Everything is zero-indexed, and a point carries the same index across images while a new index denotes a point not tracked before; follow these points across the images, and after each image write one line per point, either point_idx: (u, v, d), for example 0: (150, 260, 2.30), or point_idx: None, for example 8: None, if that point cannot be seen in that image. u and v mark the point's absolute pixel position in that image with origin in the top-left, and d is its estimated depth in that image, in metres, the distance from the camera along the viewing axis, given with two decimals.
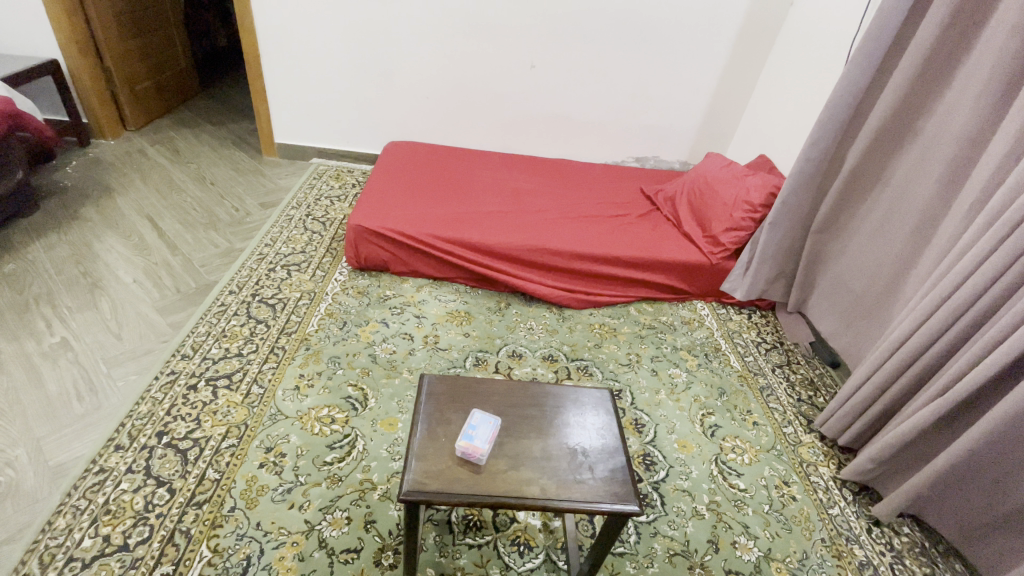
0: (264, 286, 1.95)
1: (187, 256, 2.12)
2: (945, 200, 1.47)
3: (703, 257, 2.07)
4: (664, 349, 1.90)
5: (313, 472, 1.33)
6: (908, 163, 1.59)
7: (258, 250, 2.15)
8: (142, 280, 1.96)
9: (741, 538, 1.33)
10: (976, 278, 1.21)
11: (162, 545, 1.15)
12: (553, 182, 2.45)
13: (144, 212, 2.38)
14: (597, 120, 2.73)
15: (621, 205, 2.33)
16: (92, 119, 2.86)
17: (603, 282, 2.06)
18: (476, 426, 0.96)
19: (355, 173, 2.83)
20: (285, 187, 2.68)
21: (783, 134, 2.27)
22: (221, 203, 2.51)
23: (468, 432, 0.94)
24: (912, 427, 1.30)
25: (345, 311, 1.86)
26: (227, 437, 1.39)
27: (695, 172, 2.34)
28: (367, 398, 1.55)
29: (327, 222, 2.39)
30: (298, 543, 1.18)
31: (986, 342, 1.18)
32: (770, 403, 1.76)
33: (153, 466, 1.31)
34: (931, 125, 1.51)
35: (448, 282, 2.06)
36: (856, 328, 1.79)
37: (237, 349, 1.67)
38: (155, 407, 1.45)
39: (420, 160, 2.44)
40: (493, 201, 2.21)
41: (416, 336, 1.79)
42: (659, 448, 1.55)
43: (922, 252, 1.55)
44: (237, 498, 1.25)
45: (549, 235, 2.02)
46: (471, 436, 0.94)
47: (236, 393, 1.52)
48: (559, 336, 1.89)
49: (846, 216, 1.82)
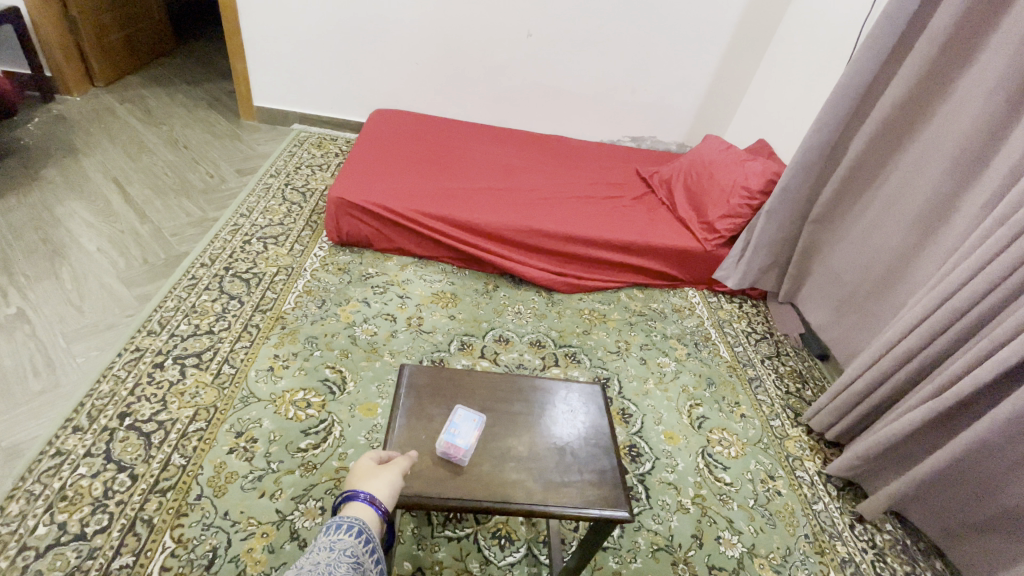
0: (238, 259, 1.85)
1: (157, 224, 2.00)
2: (951, 195, 1.42)
3: (698, 244, 2.01)
4: (654, 337, 1.86)
5: (285, 459, 1.26)
6: (914, 155, 1.53)
7: (233, 220, 2.04)
8: (107, 249, 1.84)
9: (724, 533, 1.32)
10: (981, 278, 1.17)
11: (122, 535, 1.08)
12: (546, 159, 2.35)
13: (111, 175, 2.24)
14: (594, 96, 2.62)
15: (616, 186, 2.25)
16: (55, 72, 2.66)
17: (594, 266, 1.99)
18: (458, 423, 0.90)
19: (338, 142, 2.69)
20: (263, 154, 2.54)
21: (784, 119, 2.20)
22: (194, 168, 2.37)
23: (451, 431, 0.88)
24: (903, 428, 1.28)
25: (324, 289, 1.77)
26: (194, 420, 1.31)
27: (692, 155, 2.26)
28: (345, 381, 1.48)
29: (307, 192, 2.27)
30: (268, 535, 1.12)
31: (987, 346, 1.14)
32: (758, 394, 1.74)
33: (114, 450, 1.23)
34: (940, 116, 1.45)
35: (434, 261, 1.97)
36: (848, 322, 1.76)
37: (208, 326, 1.57)
38: (118, 386, 1.37)
39: (407, 130, 2.31)
40: (483, 177, 2.11)
41: (398, 318, 1.72)
42: (645, 439, 1.51)
43: (923, 247, 1.50)
44: (203, 486, 1.18)
45: (540, 216, 1.94)
46: (454, 435, 0.87)
47: (206, 373, 1.43)
48: (547, 321, 1.83)
49: (845, 207, 1.77)
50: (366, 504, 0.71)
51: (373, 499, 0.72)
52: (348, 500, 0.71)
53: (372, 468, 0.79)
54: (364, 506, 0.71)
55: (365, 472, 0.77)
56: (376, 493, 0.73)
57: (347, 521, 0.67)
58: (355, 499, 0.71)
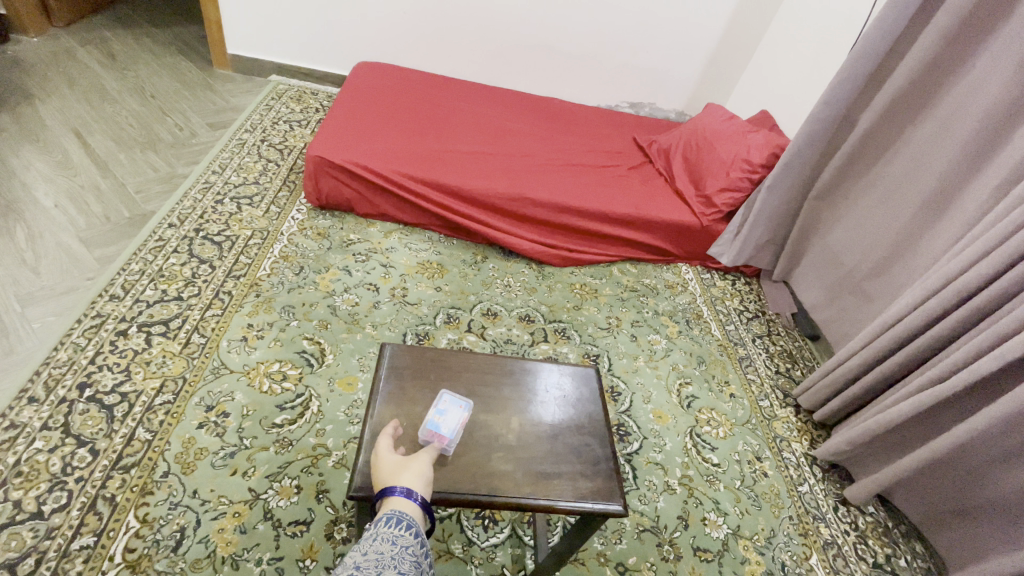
0: (209, 220, 1.73)
1: (120, 179, 1.86)
2: (962, 176, 1.37)
3: (695, 218, 1.94)
4: (645, 314, 1.81)
5: (259, 435, 1.20)
6: (926, 132, 1.46)
7: (204, 177, 1.90)
8: (65, 206, 1.70)
9: (711, 515, 1.31)
10: (989, 263, 1.13)
11: (82, 514, 1.01)
12: (540, 123, 2.23)
13: (69, 124, 2.06)
14: (592, 57, 2.48)
15: (612, 154, 2.15)
16: (6, 7, 2.41)
17: (587, 238, 1.92)
18: (443, 409, 0.83)
19: (319, 96, 2.52)
20: (238, 107, 2.36)
21: (789, 90, 2.11)
22: (162, 120, 2.20)
23: (435, 417, 0.81)
24: (897, 415, 1.26)
25: (302, 255, 1.67)
26: (160, 392, 1.23)
27: (693, 124, 2.16)
28: (324, 354, 1.41)
29: (284, 150, 2.13)
30: (240, 514, 1.07)
31: (990, 335, 1.11)
32: (748, 374, 1.71)
33: (73, 423, 1.14)
34: (956, 91, 1.38)
35: (420, 229, 1.88)
36: (842, 303, 1.73)
37: (176, 292, 1.47)
38: (77, 355, 1.27)
39: (393, 87, 2.16)
40: (473, 140, 1.99)
41: (381, 288, 1.63)
42: (634, 419, 1.48)
43: (928, 230, 1.46)
44: (171, 462, 1.12)
45: (533, 183, 1.84)
46: (438, 423, 0.81)
47: (174, 342, 1.35)
48: (537, 295, 1.77)
49: (848, 184, 1.71)
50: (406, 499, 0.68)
51: (411, 492, 0.69)
52: (386, 496, 0.69)
53: (390, 458, 0.74)
54: (405, 501, 0.68)
55: (387, 465, 0.73)
56: (410, 484, 0.70)
57: (402, 516, 0.65)
58: (393, 495, 0.68)
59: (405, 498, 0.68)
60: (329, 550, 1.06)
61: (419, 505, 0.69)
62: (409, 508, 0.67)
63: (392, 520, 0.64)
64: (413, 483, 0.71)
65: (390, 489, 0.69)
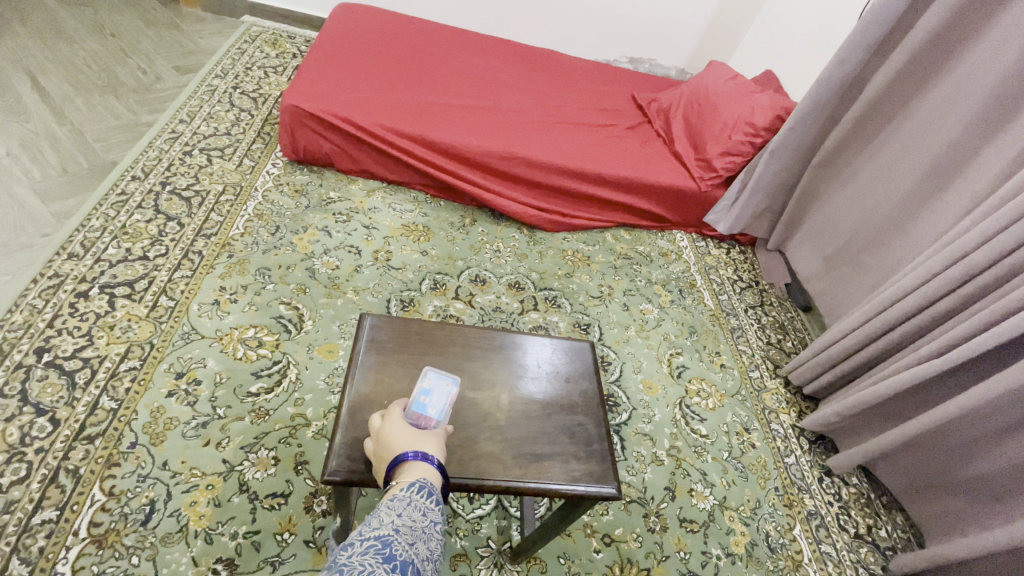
0: (177, 173, 1.61)
1: (78, 126, 1.71)
2: (973, 146, 1.29)
3: (692, 183, 1.85)
4: (638, 282, 1.76)
5: (233, 405, 1.14)
6: (940, 95, 1.37)
7: (170, 126, 1.76)
8: (17, 155, 1.56)
9: (697, 486, 1.30)
10: (1000, 238, 1.07)
11: (43, 487, 0.95)
12: (533, 76, 2.10)
13: (20, 64, 1.88)
14: (591, 6, 2.32)
15: (608, 112, 2.04)
16: None
17: (580, 202, 1.83)
18: (428, 389, 0.74)
19: (296, 41, 2.34)
20: (208, 50, 2.18)
21: (796, 48, 1.99)
22: (124, 62, 2.02)
23: (421, 399, 0.72)
24: (890, 391, 1.24)
25: (278, 213, 1.57)
26: (126, 358, 1.16)
27: (694, 82, 2.05)
28: (303, 319, 1.34)
29: (258, 99, 1.97)
30: (214, 487, 1.02)
31: (991, 315, 1.07)
32: (739, 345, 1.69)
33: (31, 391, 1.07)
34: (975, 53, 1.29)
35: (405, 188, 1.77)
36: (838, 275, 1.69)
37: (141, 251, 1.37)
38: (34, 317, 1.18)
39: (375, 31, 2.00)
40: (461, 92, 1.86)
41: (364, 251, 1.55)
42: (624, 389, 1.45)
43: (932, 201, 1.40)
44: (138, 433, 1.06)
45: (524, 142, 1.74)
46: (425, 405, 0.72)
47: (139, 305, 1.26)
48: (527, 261, 1.70)
49: (853, 151, 1.64)
50: (422, 463, 0.63)
51: (426, 456, 0.64)
52: (401, 463, 0.63)
53: (398, 423, 0.69)
54: (422, 465, 0.63)
55: (396, 431, 0.68)
56: (425, 449, 0.65)
57: (430, 485, 0.61)
58: (407, 459, 0.63)
59: (423, 461, 0.63)
60: (308, 523, 1.02)
61: (436, 469, 0.64)
62: (430, 472, 0.63)
63: (425, 487, 0.60)
64: (427, 448, 0.66)
65: (403, 454, 0.63)
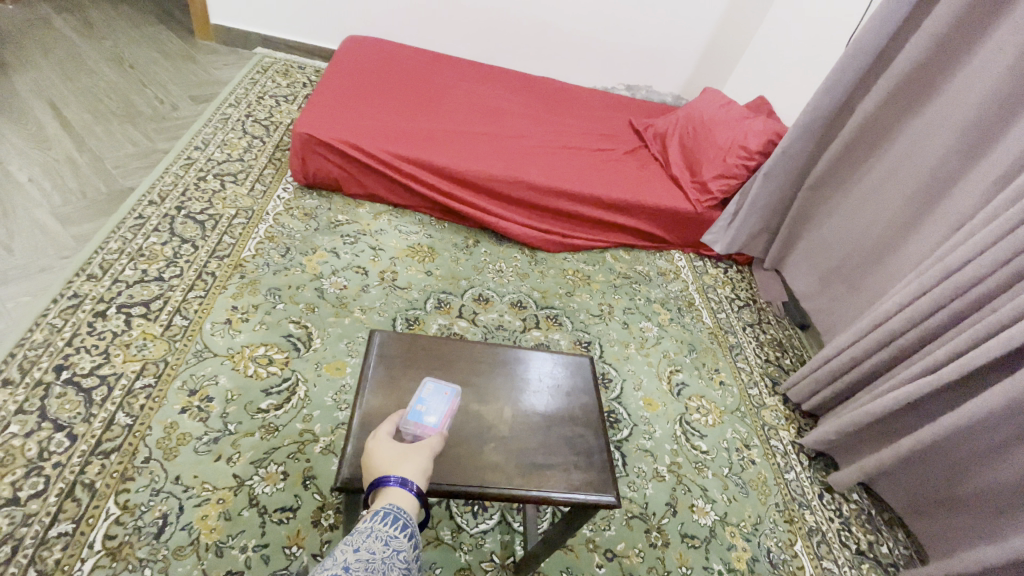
0: (191, 198, 1.67)
1: (97, 154, 1.78)
2: (959, 168, 1.35)
3: (689, 205, 1.91)
4: (637, 301, 1.80)
5: (244, 420, 1.18)
6: (926, 121, 1.43)
7: (186, 153, 1.83)
8: (39, 180, 1.63)
9: (698, 502, 1.31)
10: (986, 256, 1.12)
11: (60, 500, 0.98)
12: (534, 103, 2.18)
13: (43, 95, 1.97)
14: (589, 36, 2.42)
15: (607, 137, 2.11)
16: None
17: (580, 223, 1.89)
18: (425, 398, 0.78)
19: (306, 71, 2.44)
20: (222, 80, 2.27)
21: (787, 76, 2.07)
22: (142, 92, 2.11)
23: (417, 408, 0.76)
24: (885, 406, 1.27)
25: (288, 236, 1.62)
26: (141, 375, 1.20)
27: (689, 108, 2.12)
28: (312, 338, 1.38)
29: (270, 126, 2.06)
30: (224, 501, 1.05)
31: (980, 331, 1.11)
32: (738, 362, 1.71)
33: (50, 407, 1.10)
34: (958, 81, 1.35)
35: (410, 210, 1.83)
36: (834, 294, 1.72)
37: (157, 272, 1.43)
38: (53, 336, 1.22)
39: (383, 62, 2.09)
40: (466, 120, 1.94)
41: (371, 271, 1.60)
42: (624, 406, 1.48)
43: (923, 221, 1.45)
44: (152, 448, 1.09)
45: (526, 166, 1.80)
46: (421, 413, 0.76)
47: (154, 324, 1.30)
48: (529, 280, 1.74)
49: (844, 173, 1.69)
50: (399, 489, 0.63)
51: (406, 482, 0.64)
52: (380, 486, 0.64)
53: (386, 445, 0.70)
54: (400, 491, 0.63)
55: (383, 452, 0.69)
56: (406, 474, 0.65)
57: (398, 512, 0.60)
58: (386, 484, 0.63)
59: (401, 487, 0.63)
60: (316, 536, 1.04)
61: (415, 496, 0.64)
62: (405, 500, 0.62)
63: (386, 517, 0.59)
64: (409, 473, 0.66)
65: (383, 478, 0.64)
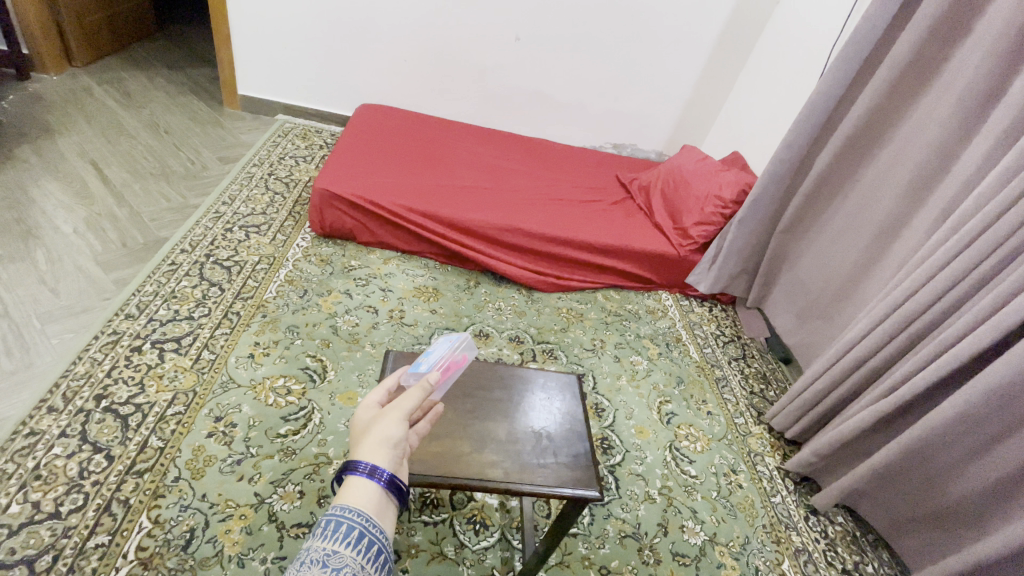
0: (219, 246, 1.84)
1: (135, 208, 1.97)
2: (905, 213, 1.51)
3: (672, 249, 2.08)
4: (628, 336, 1.93)
5: (265, 444, 1.28)
6: (875, 172, 1.61)
7: (214, 207, 2.02)
8: (83, 231, 1.80)
9: (689, 523, 1.39)
10: (927, 288, 1.26)
11: (97, 514, 1.07)
12: (529, 160, 2.41)
13: (88, 157, 2.19)
14: (578, 101, 2.68)
15: (595, 190, 2.32)
16: (33, 50, 2.59)
17: (573, 266, 2.05)
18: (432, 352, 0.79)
19: (323, 134, 2.69)
20: (247, 143, 2.52)
21: (756, 135, 2.31)
22: (175, 154, 2.34)
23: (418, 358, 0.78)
24: (855, 427, 1.37)
25: (306, 279, 1.78)
26: (172, 404, 1.31)
27: (670, 164, 2.34)
28: (326, 370, 1.50)
29: (290, 183, 2.27)
30: (246, 517, 1.14)
31: (929, 355, 1.23)
32: (724, 394, 1.82)
33: (90, 431, 1.21)
34: (898, 138, 1.54)
35: (417, 256, 2.00)
36: (809, 328, 1.85)
37: (188, 312, 1.57)
38: (94, 368, 1.35)
39: (394, 126, 2.34)
40: (467, 176, 2.15)
41: (380, 310, 1.74)
42: (617, 433, 1.58)
43: (879, 260, 1.60)
44: (181, 468, 1.19)
45: (522, 216, 1.99)
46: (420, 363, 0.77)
47: (185, 358, 1.43)
48: (526, 318, 1.88)
49: (810, 219, 1.86)
50: (365, 482, 0.54)
51: (374, 471, 0.55)
52: (348, 475, 0.55)
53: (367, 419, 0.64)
54: (365, 484, 0.54)
55: (362, 429, 0.63)
56: (375, 461, 0.56)
57: (344, 520, 0.50)
58: (353, 476, 0.55)
59: (366, 479, 0.54)
60: None
61: (383, 485, 0.55)
62: (364, 498, 0.53)
63: (327, 526, 0.50)
64: (380, 455, 0.57)
65: (351, 465, 0.56)
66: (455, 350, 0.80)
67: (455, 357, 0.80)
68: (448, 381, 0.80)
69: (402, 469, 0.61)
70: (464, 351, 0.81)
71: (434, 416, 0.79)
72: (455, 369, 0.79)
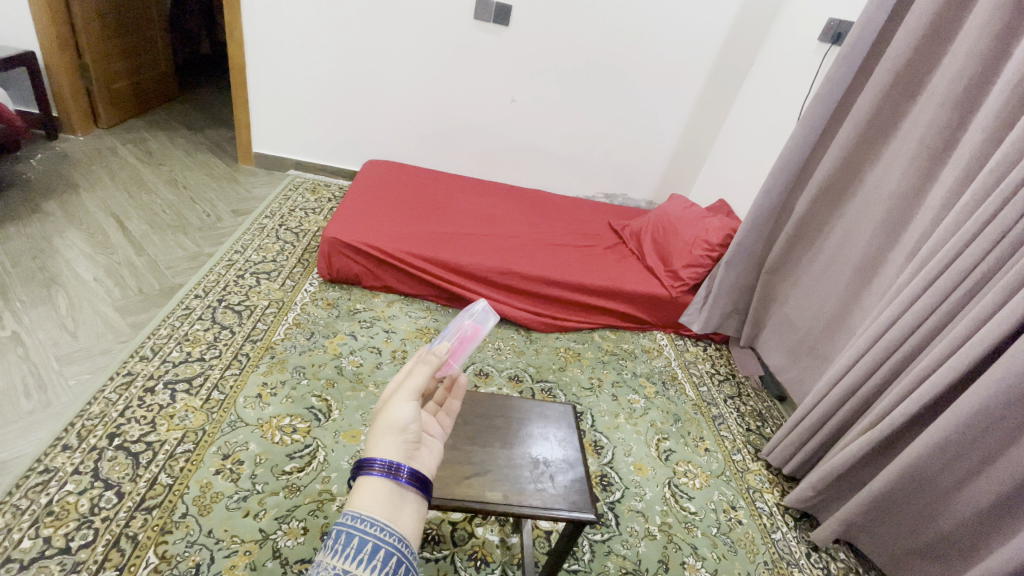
0: (231, 292, 1.93)
1: (153, 257, 2.07)
2: (879, 252, 1.61)
3: (664, 290, 2.17)
4: (625, 375, 1.98)
5: (270, 481, 1.31)
6: (849, 216, 1.73)
7: (227, 256, 2.13)
8: (102, 279, 1.89)
9: (689, 559, 1.40)
10: (902, 322, 1.33)
11: (106, 550, 1.10)
12: (526, 210, 2.54)
13: (109, 210, 2.31)
14: (571, 154, 2.86)
15: (589, 236, 2.44)
16: (63, 113, 2.79)
17: (569, 307, 2.13)
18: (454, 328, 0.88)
19: (331, 188, 2.85)
20: (259, 197, 2.66)
21: (739, 182, 2.46)
22: (192, 207, 2.47)
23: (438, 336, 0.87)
24: (847, 460, 1.40)
25: (313, 322, 1.85)
26: (182, 442, 1.35)
27: (659, 211, 2.47)
28: (331, 409, 1.55)
29: (300, 233, 2.39)
30: (251, 553, 1.16)
31: (908, 384, 1.29)
32: (721, 431, 1.85)
33: (102, 468, 1.25)
34: (867, 185, 1.67)
35: (419, 299, 2.09)
36: (799, 365, 1.91)
37: (199, 353, 1.63)
38: (108, 408, 1.40)
39: (399, 180, 2.49)
40: (467, 224, 2.27)
41: (384, 351, 1.81)
42: (616, 470, 1.60)
43: (858, 297, 1.68)
44: (189, 505, 1.22)
45: (519, 259, 2.09)
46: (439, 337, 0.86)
47: (195, 398, 1.48)
48: (525, 357, 1.95)
49: (793, 260, 1.95)
50: (379, 486, 0.56)
51: (391, 469, 0.57)
52: (363, 475, 0.57)
53: (389, 392, 0.67)
54: (382, 488, 0.56)
55: (383, 401, 0.66)
56: (391, 458, 0.59)
57: (356, 531, 0.51)
58: (370, 477, 0.56)
59: (384, 480, 0.56)
60: None
61: (401, 485, 0.57)
62: (377, 503, 0.55)
63: (338, 539, 0.50)
64: (391, 451, 0.60)
65: (368, 465, 0.57)
66: (468, 323, 0.87)
67: (466, 330, 0.86)
68: (464, 354, 0.85)
69: (418, 455, 0.63)
70: (476, 324, 0.87)
71: (460, 390, 0.85)
72: (469, 342, 0.85)
